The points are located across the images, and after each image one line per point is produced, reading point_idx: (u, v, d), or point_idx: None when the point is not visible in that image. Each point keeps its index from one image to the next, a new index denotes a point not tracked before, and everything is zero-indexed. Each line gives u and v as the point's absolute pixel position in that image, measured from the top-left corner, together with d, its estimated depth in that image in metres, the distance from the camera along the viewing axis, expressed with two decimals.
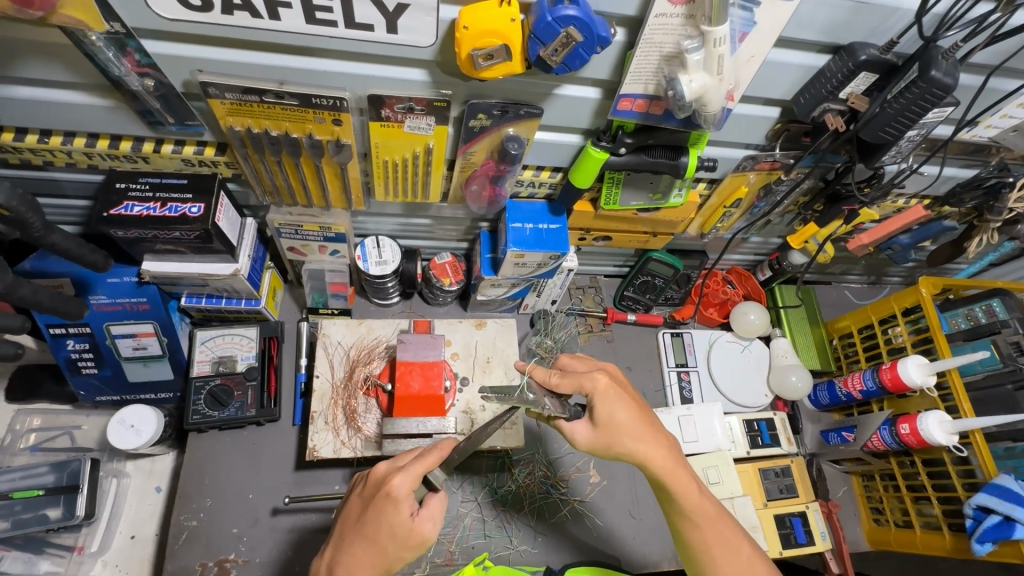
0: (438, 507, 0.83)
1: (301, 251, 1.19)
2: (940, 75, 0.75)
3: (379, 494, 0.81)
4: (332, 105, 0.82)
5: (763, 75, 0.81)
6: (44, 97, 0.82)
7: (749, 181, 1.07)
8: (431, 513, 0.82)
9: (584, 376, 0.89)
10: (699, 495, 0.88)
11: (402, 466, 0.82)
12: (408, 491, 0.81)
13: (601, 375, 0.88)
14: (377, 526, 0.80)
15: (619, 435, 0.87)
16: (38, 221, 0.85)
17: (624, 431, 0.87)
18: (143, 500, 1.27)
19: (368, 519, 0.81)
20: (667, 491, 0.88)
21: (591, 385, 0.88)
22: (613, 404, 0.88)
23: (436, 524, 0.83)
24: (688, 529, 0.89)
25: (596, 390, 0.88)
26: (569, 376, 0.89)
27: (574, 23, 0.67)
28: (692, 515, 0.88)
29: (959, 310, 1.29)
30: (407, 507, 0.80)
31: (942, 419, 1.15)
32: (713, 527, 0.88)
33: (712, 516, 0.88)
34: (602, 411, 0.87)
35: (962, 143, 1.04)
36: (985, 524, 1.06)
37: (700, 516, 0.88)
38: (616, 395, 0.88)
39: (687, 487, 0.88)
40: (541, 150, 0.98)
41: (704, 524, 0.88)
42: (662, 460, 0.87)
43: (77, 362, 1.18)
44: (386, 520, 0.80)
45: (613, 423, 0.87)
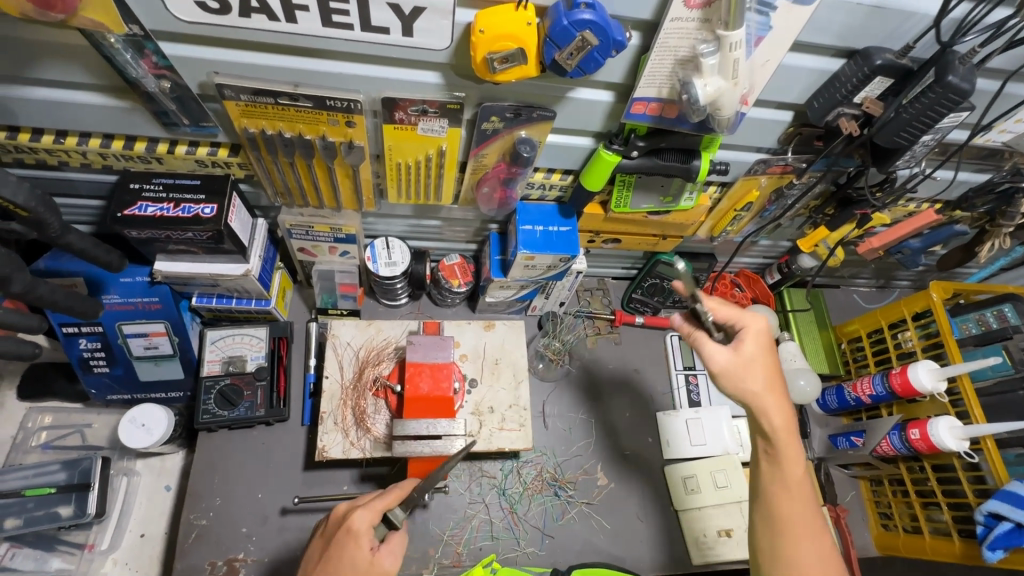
0: (398, 545, 0.85)
1: (311, 252, 1.20)
2: (957, 80, 0.74)
3: (340, 529, 0.84)
4: (347, 107, 0.82)
5: (777, 78, 0.81)
6: (60, 99, 0.82)
7: (760, 184, 1.07)
8: (391, 549, 0.84)
9: (745, 312, 0.87)
10: (800, 478, 0.85)
11: (362, 503, 0.86)
12: (367, 526, 0.84)
13: (761, 318, 0.87)
14: (335, 561, 0.82)
15: (743, 372, 0.85)
16: (54, 221, 0.85)
17: (753, 374, 0.85)
18: (153, 498, 1.28)
19: (326, 557, 0.83)
20: (772, 451, 0.86)
21: (748, 323, 0.87)
22: (760, 351, 0.86)
23: (396, 561, 0.84)
24: (773, 488, 0.86)
25: (751, 329, 0.86)
26: (730, 305, 0.88)
27: (590, 27, 0.67)
28: (789, 484, 0.85)
29: (969, 315, 1.28)
30: (366, 541, 0.83)
31: (953, 425, 1.14)
32: (799, 506, 0.85)
33: (800, 487, 0.85)
34: (749, 348, 0.85)
35: (975, 147, 1.03)
36: (996, 530, 1.05)
37: (793, 481, 0.85)
38: (763, 348, 0.86)
39: (795, 458, 0.85)
40: (553, 153, 0.98)
41: (796, 496, 0.85)
42: (781, 419, 0.84)
43: (88, 360, 1.19)
44: (345, 554, 0.82)
45: (751, 360, 0.85)
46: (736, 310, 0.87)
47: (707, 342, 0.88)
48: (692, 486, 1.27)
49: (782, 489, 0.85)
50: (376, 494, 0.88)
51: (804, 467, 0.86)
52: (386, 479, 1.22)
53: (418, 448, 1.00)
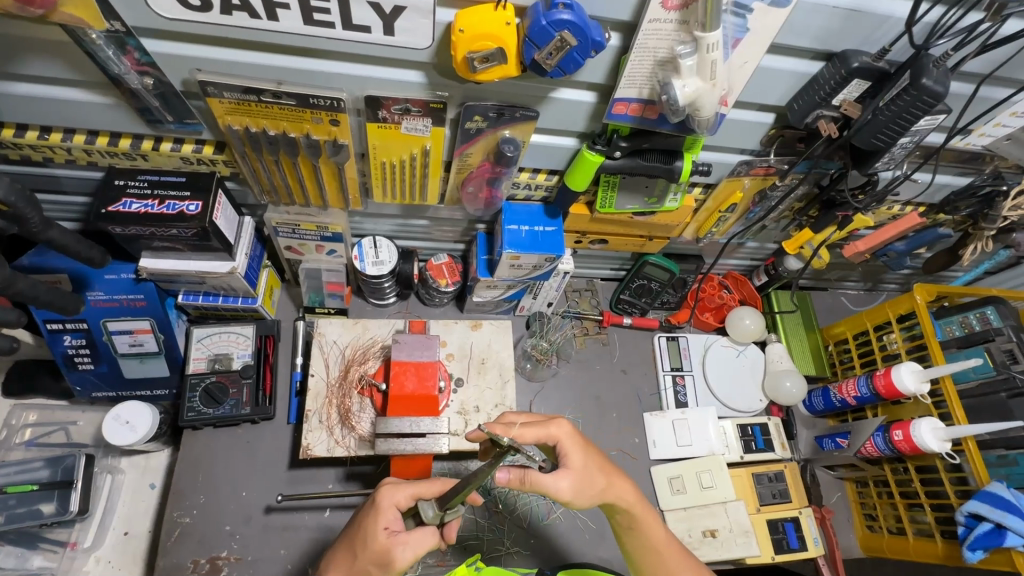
0: (417, 540, 0.82)
1: (298, 250, 1.20)
2: (931, 83, 0.76)
3: (370, 501, 0.85)
4: (330, 105, 0.83)
5: (758, 80, 0.82)
6: (43, 94, 0.82)
7: (744, 185, 1.08)
8: (407, 539, 0.81)
9: (549, 424, 0.88)
10: (665, 538, 0.94)
11: (397, 483, 0.87)
12: (392, 504, 0.84)
13: (566, 424, 0.88)
14: (357, 531, 0.83)
15: (584, 479, 0.87)
16: (36, 216, 0.86)
17: (594, 473, 0.88)
18: (137, 496, 1.27)
19: (354, 527, 0.85)
20: (636, 525, 0.92)
21: (559, 433, 0.88)
22: (583, 452, 0.88)
23: (409, 555, 0.81)
24: (648, 559, 0.94)
25: (564, 437, 0.88)
26: (533, 424, 0.87)
27: (569, 27, 0.67)
28: (657, 548, 0.93)
29: (953, 318, 1.30)
30: (384, 520, 0.82)
31: (935, 426, 1.15)
32: (674, 563, 0.93)
33: (668, 546, 0.94)
34: (576, 456, 0.87)
35: (955, 151, 1.04)
36: (977, 530, 1.06)
37: (661, 543, 0.93)
38: (582, 447, 0.89)
39: (652, 526, 0.93)
40: (537, 153, 0.99)
41: (669, 556, 0.93)
42: (632, 495, 0.91)
43: (73, 357, 1.19)
44: (365, 526, 0.82)
45: (583, 464, 0.87)
46: (540, 425, 0.87)
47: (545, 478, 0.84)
48: (678, 486, 1.30)
49: (658, 558, 0.93)
50: (413, 480, 0.87)
51: (662, 525, 0.94)
52: (370, 478, 1.22)
53: (401, 446, 1.00)
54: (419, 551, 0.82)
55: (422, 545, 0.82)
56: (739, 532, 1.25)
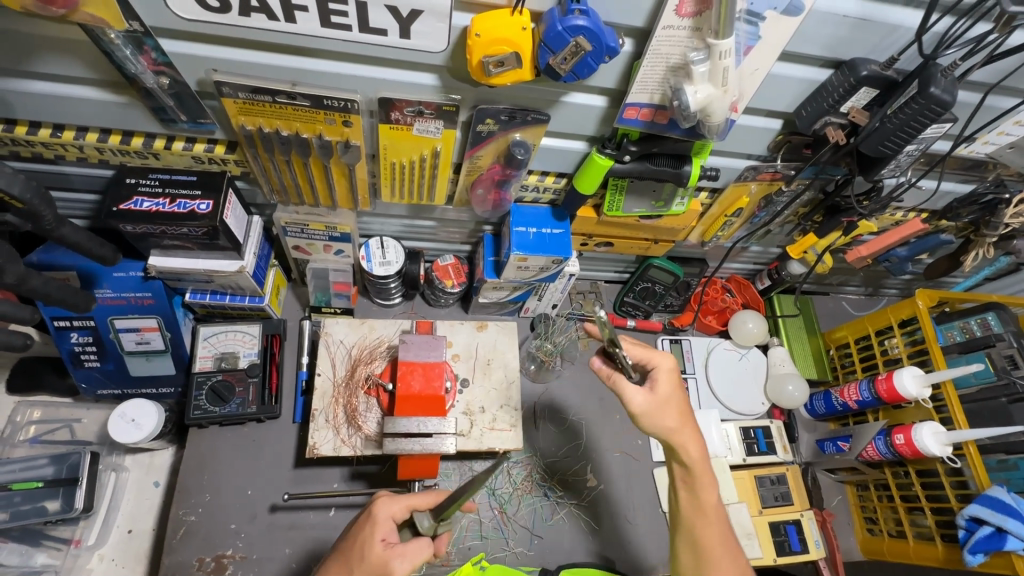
0: (413, 550, 0.82)
1: (305, 250, 1.20)
2: (939, 92, 0.77)
3: (366, 513, 0.87)
4: (344, 106, 0.84)
5: (767, 87, 0.83)
6: (58, 92, 0.83)
7: (750, 191, 1.08)
8: (404, 550, 0.82)
9: (654, 352, 0.94)
10: (715, 503, 0.91)
11: (392, 496, 0.89)
12: (388, 516, 0.85)
13: (668, 358, 0.93)
14: (353, 544, 0.84)
15: (659, 410, 0.90)
16: (50, 214, 0.86)
17: (670, 414, 0.90)
18: (141, 494, 1.27)
19: (348, 540, 0.86)
20: (693, 480, 0.92)
21: (659, 361, 0.93)
22: (674, 389, 0.92)
23: (406, 565, 0.81)
24: (691, 516, 0.92)
25: (662, 367, 0.93)
26: (640, 345, 0.94)
27: (584, 33, 0.68)
28: (705, 508, 0.91)
29: (954, 323, 1.31)
30: (381, 532, 0.84)
31: (936, 430, 1.17)
32: (716, 527, 0.91)
33: (715, 509, 0.91)
34: (663, 389, 0.91)
35: (960, 158, 1.05)
36: (977, 534, 1.07)
37: (710, 507, 0.91)
38: (676, 384, 0.92)
39: (708, 486, 0.91)
40: (547, 156, 0.99)
41: (713, 518, 0.91)
42: (698, 452, 0.91)
43: (80, 355, 1.19)
44: (361, 539, 0.84)
45: (666, 399, 0.91)
46: (647, 349, 0.93)
47: (626, 385, 0.91)
48: None
49: (701, 516, 0.91)
50: (406, 493, 0.89)
51: (717, 492, 0.92)
52: (376, 478, 1.23)
53: (409, 446, 1.00)
54: (416, 562, 0.83)
55: (419, 555, 0.83)
56: (742, 535, 1.27)
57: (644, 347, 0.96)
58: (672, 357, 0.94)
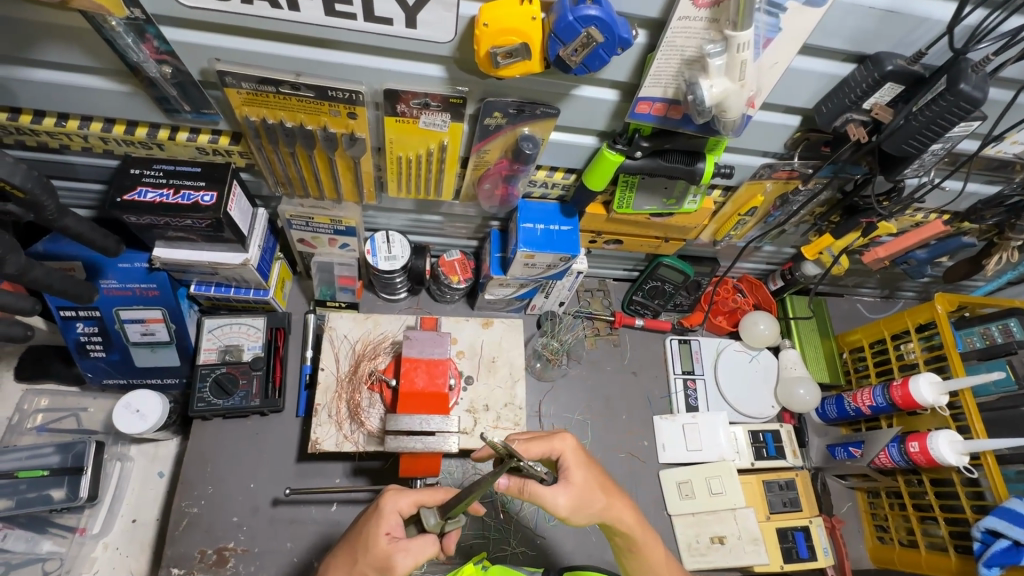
0: (418, 548, 0.81)
1: (310, 243, 1.19)
2: (969, 89, 0.73)
3: (374, 504, 0.85)
4: (348, 99, 0.82)
5: (786, 82, 0.80)
6: (60, 81, 0.82)
7: (766, 189, 1.05)
8: (409, 547, 0.81)
9: (553, 438, 0.88)
10: (665, 559, 0.93)
11: (401, 490, 0.86)
12: (396, 511, 0.83)
13: (569, 439, 0.88)
14: (361, 530, 0.84)
15: (583, 498, 0.85)
16: (52, 203, 0.85)
17: (592, 492, 0.87)
18: (146, 484, 1.28)
19: (358, 528, 0.85)
20: (636, 545, 0.91)
21: (562, 447, 0.87)
22: (585, 469, 0.87)
23: (409, 562, 0.80)
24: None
25: (567, 452, 0.87)
26: (535, 438, 0.88)
27: (595, 24, 0.66)
28: (657, 569, 0.92)
29: (974, 328, 1.27)
30: (386, 526, 0.82)
31: (953, 439, 1.13)
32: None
33: (667, 566, 0.93)
34: (577, 473, 0.86)
35: (986, 158, 1.01)
36: (993, 547, 1.04)
37: (659, 566, 0.92)
38: (584, 463, 0.88)
39: (653, 546, 0.92)
40: (556, 151, 0.97)
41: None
42: (632, 516, 0.90)
43: (85, 344, 1.19)
44: (367, 530, 0.82)
45: (583, 485, 0.86)
46: (542, 440, 0.87)
47: (544, 492, 0.84)
48: (687, 491, 1.29)
49: None
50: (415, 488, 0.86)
51: (663, 546, 0.93)
52: (378, 474, 1.22)
53: (411, 444, 0.98)
54: (419, 559, 0.82)
55: (423, 552, 0.82)
56: (747, 540, 1.24)
57: (540, 435, 0.90)
58: (571, 436, 0.89)
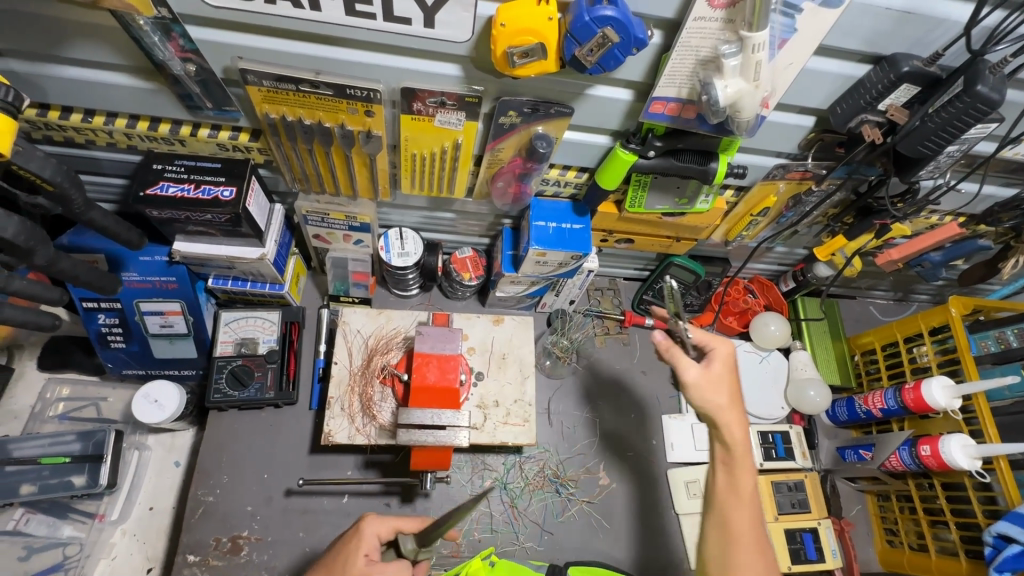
0: (388, 570, 0.84)
1: (325, 239, 1.21)
2: (987, 90, 0.73)
3: (354, 527, 0.90)
4: (365, 96, 0.83)
5: (800, 83, 0.80)
6: (88, 78, 0.84)
7: (778, 190, 1.05)
8: (384, 569, 0.84)
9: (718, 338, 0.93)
10: (751, 488, 0.87)
11: (381, 516, 0.91)
12: (374, 534, 0.88)
13: (729, 343, 0.92)
14: (337, 557, 0.88)
15: (709, 387, 0.88)
16: (79, 197, 0.88)
17: (723, 388, 0.89)
18: (162, 473, 1.31)
19: (334, 552, 0.89)
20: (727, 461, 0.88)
21: (717, 345, 0.92)
22: (728, 372, 0.90)
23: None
24: (724, 495, 0.87)
25: (720, 352, 0.91)
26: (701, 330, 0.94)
27: (611, 24, 0.66)
28: (739, 493, 0.87)
29: (989, 332, 1.27)
30: (365, 548, 0.87)
31: (965, 443, 1.12)
32: (747, 513, 0.86)
33: (750, 494, 0.87)
34: (719, 366, 0.90)
35: (1004, 161, 1.01)
36: (1005, 553, 1.03)
37: (744, 491, 0.86)
38: (730, 369, 0.91)
39: (745, 468, 0.87)
40: (569, 150, 0.98)
41: (746, 506, 0.86)
42: (740, 432, 0.88)
43: (106, 335, 1.22)
44: (345, 555, 0.86)
45: (718, 378, 0.89)
46: (707, 332, 0.92)
47: (682, 358, 0.90)
48: (695, 490, 1.29)
49: (733, 500, 0.87)
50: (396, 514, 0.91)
51: (754, 477, 0.88)
52: (389, 467, 1.24)
53: (422, 437, 1.00)
54: None
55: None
56: None
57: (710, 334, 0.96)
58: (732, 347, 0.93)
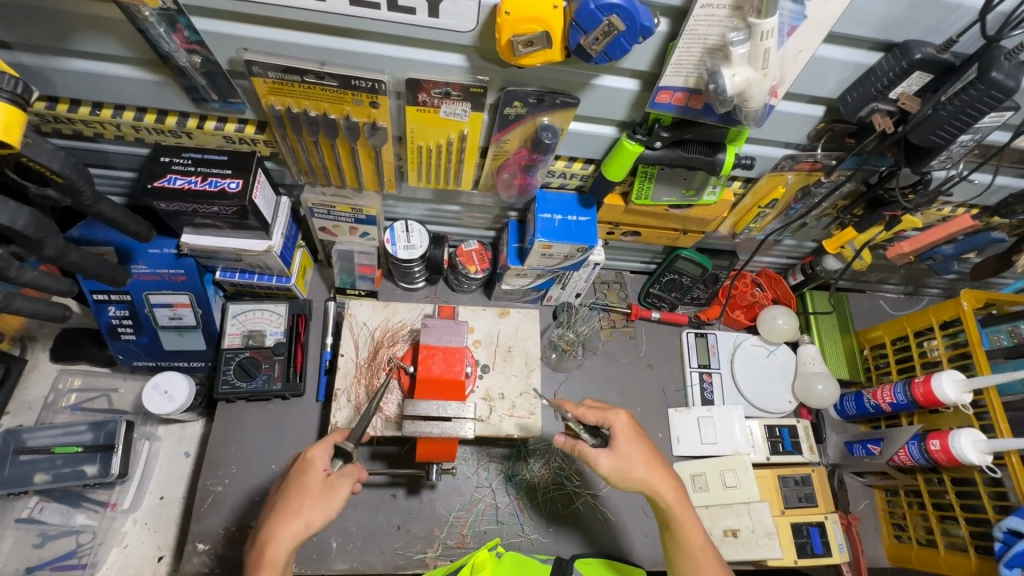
0: (350, 472, 0.92)
1: (332, 232, 1.21)
2: (1002, 77, 0.72)
3: (296, 462, 0.91)
4: (370, 87, 0.83)
5: (812, 71, 0.79)
6: (95, 70, 0.85)
7: (787, 181, 1.04)
8: (346, 473, 0.91)
9: (608, 411, 0.96)
10: (703, 543, 0.91)
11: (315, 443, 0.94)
12: (323, 455, 0.92)
13: (622, 413, 0.95)
14: (294, 485, 0.89)
15: (624, 466, 0.91)
16: (88, 189, 0.88)
17: (636, 462, 0.91)
18: (172, 463, 1.33)
19: (282, 490, 0.89)
20: (673, 527, 0.92)
21: (613, 421, 0.94)
22: (633, 443, 0.92)
23: (348, 485, 0.90)
24: (682, 560, 0.91)
25: (618, 426, 0.94)
26: (595, 408, 0.97)
27: (617, 12, 0.66)
28: (695, 553, 0.91)
29: (1001, 326, 1.25)
30: (321, 463, 0.90)
31: (976, 439, 1.11)
32: (709, 563, 0.90)
33: (706, 552, 0.91)
34: (623, 442, 0.92)
35: (1019, 151, 0.99)
36: (1015, 548, 1.01)
37: (699, 549, 0.90)
38: (633, 438, 0.93)
39: (692, 526, 0.91)
40: (574, 141, 0.97)
41: (705, 560, 0.90)
42: (672, 492, 0.91)
43: (116, 327, 1.24)
44: (302, 478, 0.89)
45: (628, 454, 0.91)
46: (599, 410, 0.95)
47: (589, 449, 0.93)
48: (701, 484, 1.29)
49: (692, 563, 0.91)
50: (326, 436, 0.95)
51: (702, 531, 0.92)
52: (396, 459, 1.24)
53: (427, 429, 1.00)
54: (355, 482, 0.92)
55: (355, 475, 0.92)
56: (762, 534, 1.22)
57: (601, 406, 0.98)
58: (627, 413, 0.96)
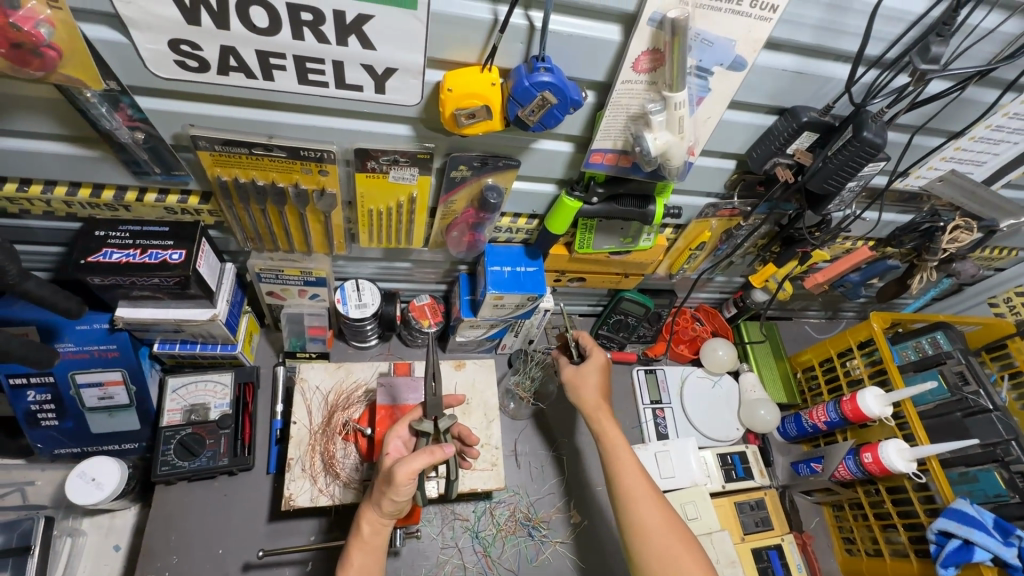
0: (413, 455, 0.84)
1: (280, 296, 1.20)
2: (871, 136, 0.84)
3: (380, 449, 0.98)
4: (319, 157, 0.86)
5: (721, 132, 0.90)
6: (28, 148, 0.82)
7: (711, 226, 1.15)
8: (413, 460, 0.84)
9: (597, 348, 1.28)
10: (660, 519, 1.01)
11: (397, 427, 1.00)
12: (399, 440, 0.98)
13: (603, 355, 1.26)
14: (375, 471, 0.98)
15: (642, 504, 1.02)
16: (13, 267, 0.84)
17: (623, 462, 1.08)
18: (101, 560, 1.20)
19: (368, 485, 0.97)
20: (636, 522, 1.01)
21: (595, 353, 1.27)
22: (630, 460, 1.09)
23: (405, 468, 0.82)
24: (649, 550, 0.98)
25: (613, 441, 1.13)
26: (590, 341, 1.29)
27: (549, 88, 0.72)
28: (647, 527, 1.00)
29: (908, 343, 1.38)
30: (392, 447, 0.96)
31: (901, 448, 1.21)
32: (652, 507, 1.02)
33: (652, 493, 1.04)
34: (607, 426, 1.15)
35: (897, 192, 1.16)
36: (947, 548, 1.10)
37: (652, 521, 1.00)
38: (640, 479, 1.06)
39: (647, 505, 1.02)
40: (518, 199, 1.03)
41: (654, 536, 0.99)
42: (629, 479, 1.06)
43: (36, 414, 1.14)
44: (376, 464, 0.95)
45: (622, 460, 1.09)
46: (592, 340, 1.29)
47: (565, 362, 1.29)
48: None
49: (645, 536, 1.00)
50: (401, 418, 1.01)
51: (660, 511, 1.02)
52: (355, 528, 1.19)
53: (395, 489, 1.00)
54: (416, 467, 0.83)
55: (427, 460, 0.84)
56: (725, 563, 1.25)
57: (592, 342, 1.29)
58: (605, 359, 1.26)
